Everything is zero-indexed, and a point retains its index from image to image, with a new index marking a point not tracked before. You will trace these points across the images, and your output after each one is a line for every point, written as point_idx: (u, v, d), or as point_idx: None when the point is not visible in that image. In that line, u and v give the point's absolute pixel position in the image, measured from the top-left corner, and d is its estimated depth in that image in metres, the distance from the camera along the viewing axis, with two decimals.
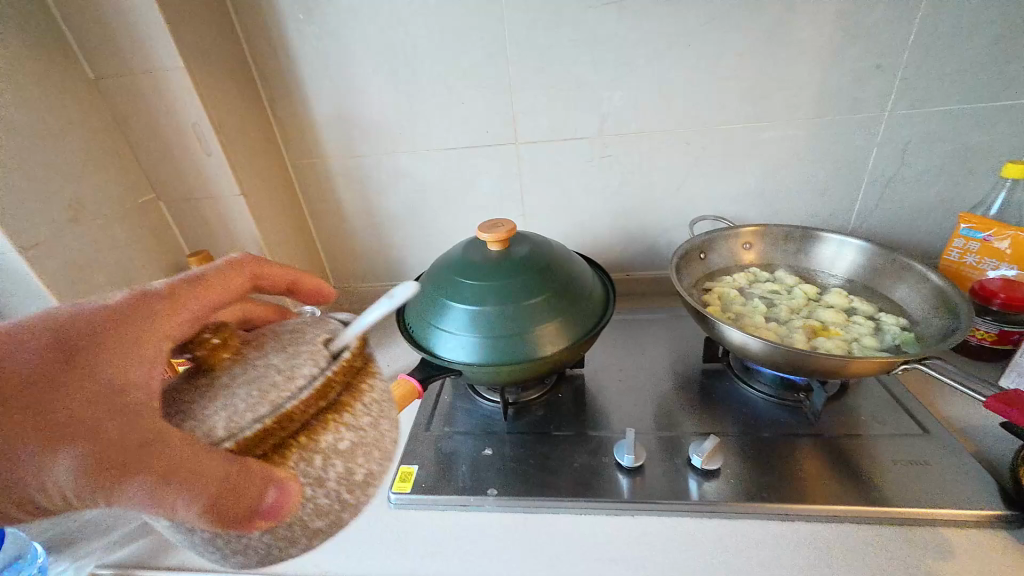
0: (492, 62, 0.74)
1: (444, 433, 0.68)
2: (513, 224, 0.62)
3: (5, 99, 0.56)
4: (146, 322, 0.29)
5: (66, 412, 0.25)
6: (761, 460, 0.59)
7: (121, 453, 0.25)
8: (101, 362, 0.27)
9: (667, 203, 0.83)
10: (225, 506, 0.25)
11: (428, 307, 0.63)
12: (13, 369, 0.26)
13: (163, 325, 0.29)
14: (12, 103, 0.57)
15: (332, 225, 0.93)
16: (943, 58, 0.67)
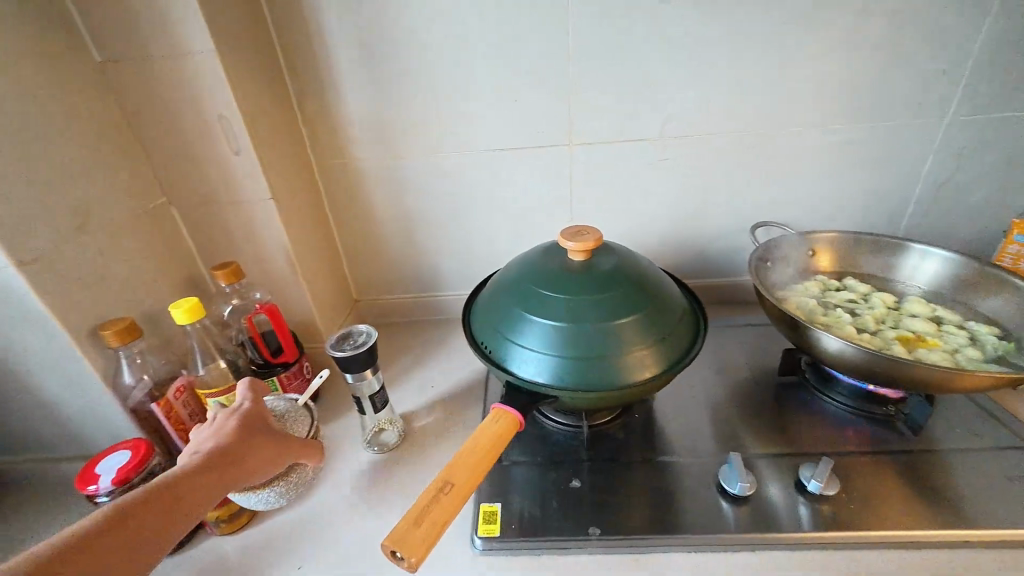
0: (552, 58, 0.69)
1: (519, 463, 0.62)
2: (599, 233, 0.57)
3: None
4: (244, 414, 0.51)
5: (252, 460, 0.48)
6: (866, 479, 0.56)
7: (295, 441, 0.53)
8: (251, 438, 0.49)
9: (723, 210, 0.81)
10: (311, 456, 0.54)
11: (507, 322, 0.57)
12: (207, 455, 0.46)
13: (253, 411, 0.52)
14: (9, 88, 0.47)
15: (360, 232, 0.85)
16: (1004, 65, 0.68)
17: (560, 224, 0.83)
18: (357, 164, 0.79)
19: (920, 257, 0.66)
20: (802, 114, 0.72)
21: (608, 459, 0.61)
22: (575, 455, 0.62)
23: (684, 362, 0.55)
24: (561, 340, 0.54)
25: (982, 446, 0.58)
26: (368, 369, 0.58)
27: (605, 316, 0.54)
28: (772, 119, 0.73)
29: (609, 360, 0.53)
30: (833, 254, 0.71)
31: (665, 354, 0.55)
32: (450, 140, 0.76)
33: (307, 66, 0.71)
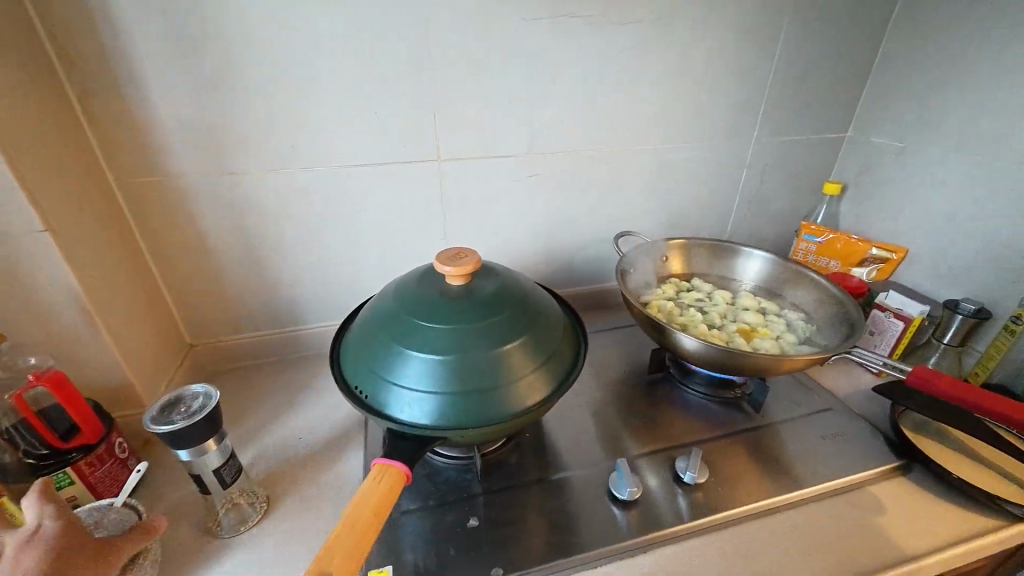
0: (412, 69, 0.66)
1: (411, 510, 0.56)
2: (478, 256, 0.54)
3: None
4: (64, 527, 0.42)
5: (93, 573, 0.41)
6: (726, 459, 0.63)
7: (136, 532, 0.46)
8: (82, 547, 0.41)
9: (587, 222, 0.86)
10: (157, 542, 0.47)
11: (383, 361, 0.52)
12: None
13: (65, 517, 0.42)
14: None
15: (189, 263, 0.70)
16: (787, 99, 0.84)
17: (434, 242, 0.79)
18: (180, 181, 0.64)
19: (751, 260, 0.77)
20: (647, 133, 0.80)
21: (504, 487, 0.60)
22: (469, 490, 0.59)
23: (570, 379, 0.56)
24: (446, 375, 0.50)
25: (802, 414, 0.70)
26: (210, 438, 0.47)
27: (489, 344, 0.52)
28: (623, 138, 0.80)
29: (495, 389, 0.51)
30: (684, 258, 0.79)
31: (551, 375, 0.55)
32: (302, 153, 0.67)
33: (95, 57, 0.56)
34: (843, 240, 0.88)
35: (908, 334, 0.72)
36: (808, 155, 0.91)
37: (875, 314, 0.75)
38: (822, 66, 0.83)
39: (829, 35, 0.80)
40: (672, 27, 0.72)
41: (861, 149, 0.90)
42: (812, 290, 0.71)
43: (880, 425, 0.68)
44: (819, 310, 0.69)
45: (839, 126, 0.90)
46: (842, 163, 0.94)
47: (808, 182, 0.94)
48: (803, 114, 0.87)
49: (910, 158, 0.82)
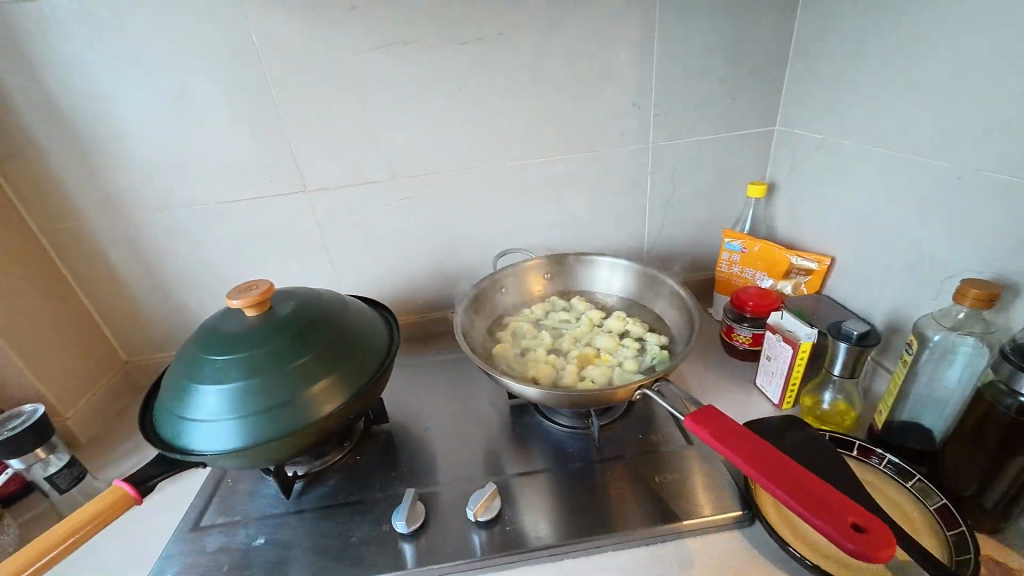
0: (262, 110, 0.71)
1: (211, 526, 0.58)
2: (271, 283, 0.58)
3: None
4: None
5: None
6: (554, 494, 0.59)
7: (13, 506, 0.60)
8: None
9: (474, 240, 0.84)
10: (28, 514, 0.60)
11: (177, 397, 0.53)
12: None
13: None
14: None
15: (109, 292, 0.82)
16: (682, 96, 0.76)
17: (320, 266, 0.84)
18: (87, 224, 0.76)
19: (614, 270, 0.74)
20: (521, 146, 0.77)
21: (308, 507, 0.59)
22: (273, 508, 0.59)
23: (371, 387, 0.57)
24: (233, 403, 0.51)
25: (663, 449, 0.63)
26: (38, 448, 0.56)
27: (278, 362, 0.53)
28: (495, 153, 0.77)
29: (287, 406, 0.52)
30: (549, 274, 0.76)
31: (353, 382, 0.56)
32: (182, 193, 0.75)
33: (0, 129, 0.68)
34: (765, 248, 0.77)
35: (799, 365, 0.62)
36: (725, 154, 0.81)
37: (768, 337, 0.65)
38: (720, 55, 0.73)
39: (721, 19, 0.71)
40: (521, 37, 0.69)
41: (788, 143, 0.78)
42: (671, 302, 0.68)
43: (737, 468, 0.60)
44: (676, 322, 0.66)
45: (759, 119, 0.79)
46: (773, 159, 0.82)
47: (732, 182, 0.84)
48: (708, 110, 0.78)
49: (830, 152, 0.70)
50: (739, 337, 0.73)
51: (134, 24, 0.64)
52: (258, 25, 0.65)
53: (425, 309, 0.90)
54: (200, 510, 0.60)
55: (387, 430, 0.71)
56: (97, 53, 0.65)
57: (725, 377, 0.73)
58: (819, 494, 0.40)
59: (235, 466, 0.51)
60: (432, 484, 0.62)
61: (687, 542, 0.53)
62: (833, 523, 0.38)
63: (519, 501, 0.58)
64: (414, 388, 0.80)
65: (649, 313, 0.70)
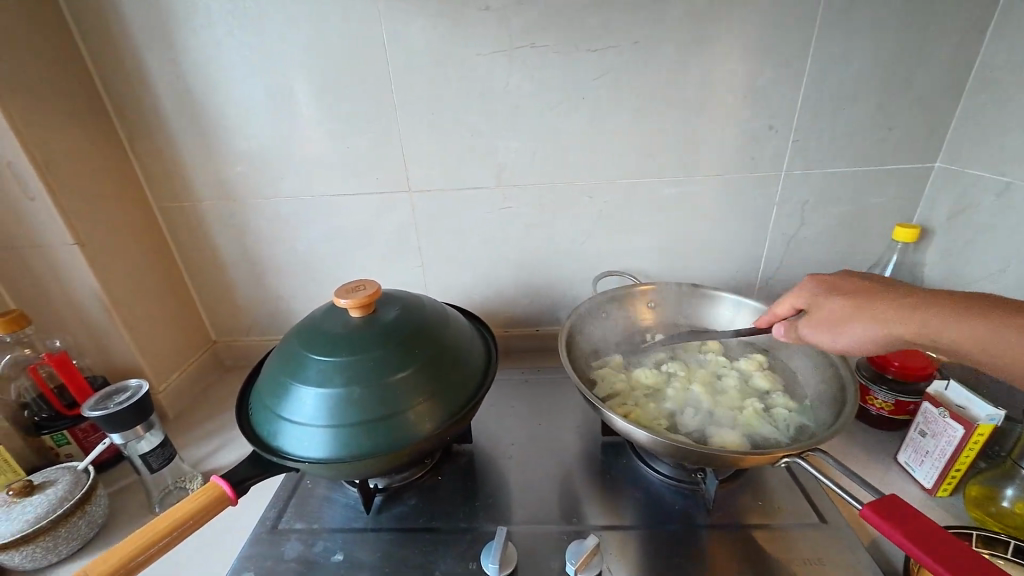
0: (380, 107, 0.69)
1: (289, 530, 0.55)
2: (378, 284, 0.56)
3: None
4: (68, 454, 0.63)
5: None
6: (655, 558, 0.52)
7: (111, 464, 0.65)
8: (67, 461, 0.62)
9: (572, 257, 0.79)
10: (124, 485, 0.63)
11: (276, 393, 0.51)
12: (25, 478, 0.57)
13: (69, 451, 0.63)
14: None
15: (209, 272, 0.84)
16: (832, 121, 0.67)
17: (410, 268, 0.82)
18: (201, 206, 0.78)
19: (735, 307, 0.66)
20: (637, 164, 0.72)
21: (387, 527, 0.56)
22: (351, 522, 0.56)
23: (468, 411, 0.52)
24: (333, 409, 0.48)
25: (786, 524, 0.54)
26: (137, 425, 0.55)
27: (379, 372, 0.49)
28: (609, 169, 0.72)
29: (385, 420, 0.48)
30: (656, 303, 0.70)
31: (452, 401, 0.52)
32: (290, 185, 0.76)
33: (139, 111, 0.71)
34: None
35: (971, 449, 0.51)
36: (871, 190, 0.72)
37: (926, 409, 0.55)
38: (884, 77, 0.64)
39: (891, 39, 0.62)
40: (658, 48, 0.64)
41: (951, 185, 0.68)
42: (807, 354, 0.60)
43: (883, 563, 0.50)
44: (811, 376, 0.58)
45: (917, 153, 0.69)
46: (926, 201, 0.71)
47: (872, 223, 0.74)
48: (859, 138, 0.68)
49: (1016, 199, 0.59)
50: (874, 402, 0.63)
51: (272, 17, 0.65)
52: (388, 24, 0.64)
53: (509, 324, 0.85)
54: (280, 509, 0.58)
55: (469, 451, 0.66)
56: (234, 42, 0.67)
57: (854, 445, 0.63)
58: None
59: (327, 476, 0.49)
60: (518, 522, 0.56)
61: None
62: None
63: (618, 559, 0.52)
64: (493, 407, 0.75)
65: (777, 363, 0.63)
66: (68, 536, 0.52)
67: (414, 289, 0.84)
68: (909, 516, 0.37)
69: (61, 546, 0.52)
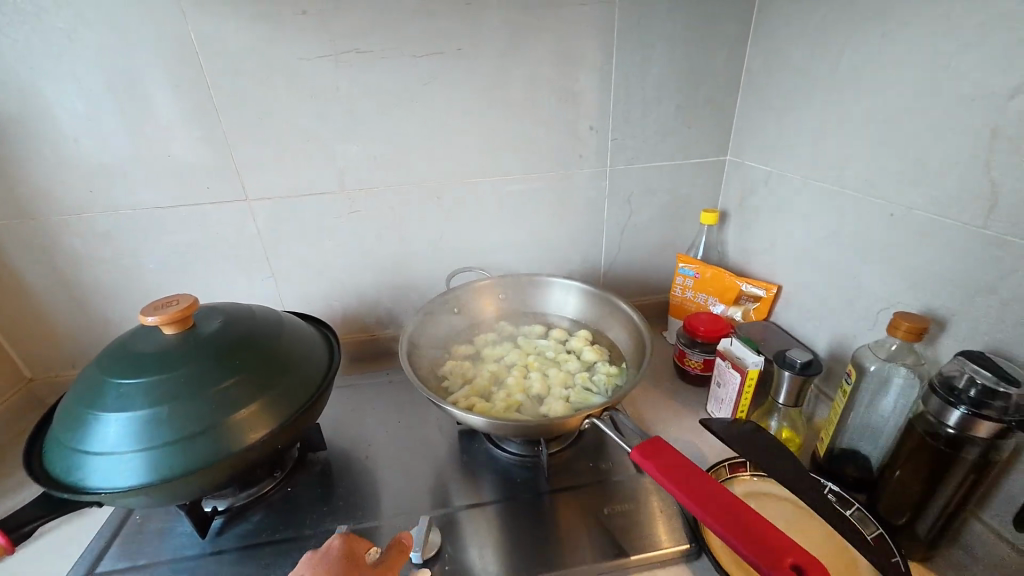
0: (201, 111, 0.66)
1: (108, 572, 0.51)
2: (195, 298, 0.53)
3: None
4: None
5: None
6: (497, 528, 0.55)
7: None
8: None
9: (429, 256, 0.81)
10: None
11: (74, 427, 0.46)
12: None
13: None
14: None
15: (11, 302, 0.73)
16: (640, 122, 0.77)
17: (260, 278, 0.78)
18: None
19: (566, 290, 0.73)
20: (478, 164, 0.76)
21: (226, 548, 0.53)
22: (186, 550, 0.53)
23: (304, 413, 0.52)
24: (140, 433, 0.45)
25: (613, 477, 0.61)
26: None
27: (193, 387, 0.47)
28: (452, 169, 0.75)
29: (202, 435, 0.46)
30: (501, 296, 0.75)
31: (284, 405, 0.51)
32: (105, 198, 0.69)
33: None
34: (716, 275, 0.78)
35: (747, 392, 0.62)
36: (682, 180, 0.83)
37: (718, 363, 0.65)
38: (675, 84, 0.75)
39: (676, 52, 0.73)
40: (480, 53, 0.68)
41: (737, 174, 0.80)
42: (622, 325, 0.68)
43: None
44: (626, 344, 0.67)
45: (711, 148, 0.81)
46: (724, 188, 0.84)
47: (686, 209, 0.85)
48: (665, 136, 0.79)
49: (776, 184, 0.72)
50: (691, 363, 0.73)
51: (52, 11, 0.58)
52: (196, 23, 0.61)
53: (375, 327, 0.85)
54: (102, 552, 0.53)
55: (324, 458, 0.66)
56: (6, 40, 0.59)
57: (674, 402, 0.73)
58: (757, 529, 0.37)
59: (141, 504, 0.46)
60: (368, 519, 0.57)
61: None
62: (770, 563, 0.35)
63: (462, 536, 0.55)
64: (357, 411, 0.75)
65: (603, 337, 0.71)
66: None
67: (269, 300, 0.81)
68: (666, 450, 0.45)
69: None
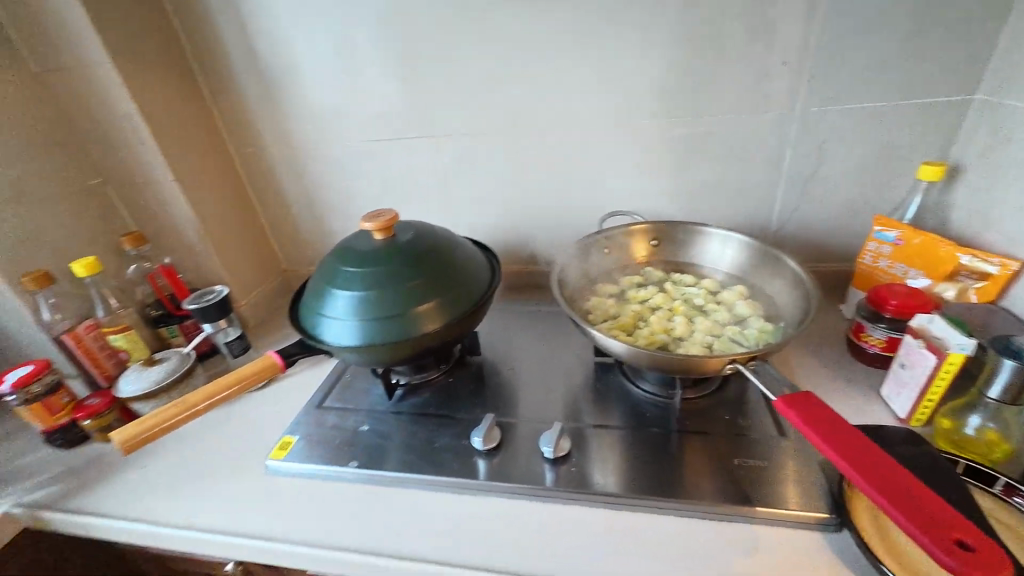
0: (409, 57, 0.77)
1: (331, 407, 0.70)
2: (396, 213, 0.66)
3: None
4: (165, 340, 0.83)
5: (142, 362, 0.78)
6: (622, 451, 0.59)
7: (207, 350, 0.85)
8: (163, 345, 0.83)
9: (585, 198, 0.84)
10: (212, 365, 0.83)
11: (317, 296, 0.64)
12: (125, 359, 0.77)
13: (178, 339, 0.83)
14: None
15: (276, 210, 0.98)
16: (854, 53, 0.65)
17: (439, 207, 0.91)
18: (267, 152, 0.91)
19: (724, 242, 0.70)
20: (648, 104, 0.74)
21: (405, 411, 0.68)
22: (378, 405, 0.70)
23: (468, 317, 0.63)
24: (358, 307, 0.60)
25: (749, 433, 0.59)
26: (221, 318, 0.76)
27: (394, 281, 0.60)
28: (618, 111, 0.75)
29: (397, 318, 0.60)
30: (653, 242, 0.74)
31: (454, 308, 0.63)
32: (338, 131, 0.87)
33: (216, 67, 0.84)
34: (926, 242, 0.65)
35: (941, 378, 0.52)
36: (899, 126, 0.68)
37: (906, 342, 0.56)
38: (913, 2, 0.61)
39: None
40: None
41: (986, 118, 0.63)
42: (786, 283, 0.63)
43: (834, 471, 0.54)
44: (787, 304, 0.62)
45: (950, 84, 0.65)
46: (961, 137, 0.67)
47: (898, 162, 0.71)
48: (885, 70, 0.65)
49: None
50: (870, 340, 0.64)
51: None
52: None
53: (528, 261, 0.93)
54: (328, 393, 0.73)
55: (479, 361, 0.77)
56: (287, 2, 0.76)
57: (839, 379, 0.65)
58: (910, 493, 0.40)
59: (354, 360, 0.62)
60: (510, 416, 0.66)
61: (755, 528, 0.51)
62: (926, 531, 0.37)
63: (588, 449, 0.60)
64: (506, 332, 0.85)
65: (759, 295, 0.66)
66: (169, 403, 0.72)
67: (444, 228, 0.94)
68: (812, 402, 0.47)
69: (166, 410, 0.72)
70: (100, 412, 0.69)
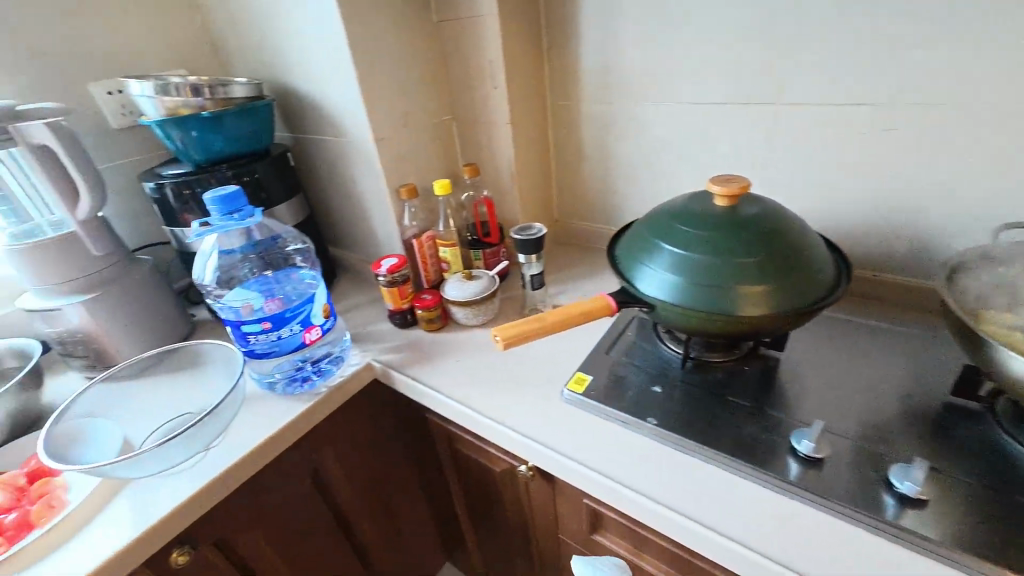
0: (778, 12, 0.70)
1: (618, 359, 0.73)
2: (747, 181, 0.62)
3: (397, 41, 0.83)
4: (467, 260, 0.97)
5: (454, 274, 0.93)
6: (1007, 520, 0.47)
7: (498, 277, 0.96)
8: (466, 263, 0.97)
9: (962, 196, 0.68)
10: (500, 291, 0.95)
11: (642, 248, 0.65)
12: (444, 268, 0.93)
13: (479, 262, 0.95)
14: (397, 42, 0.83)
15: (568, 162, 1.04)
16: None
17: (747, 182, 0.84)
18: (580, 106, 0.96)
19: None
20: None
21: (698, 385, 0.67)
22: (667, 370, 0.70)
23: (806, 312, 0.57)
24: (689, 269, 0.60)
25: None
26: (534, 254, 0.79)
27: (736, 253, 0.58)
28: None
29: (729, 291, 0.58)
30: None
31: (792, 298, 0.57)
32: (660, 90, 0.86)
33: (561, 21, 0.90)
34: None
35: None
36: None
37: None
38: None
39: None
40: None
41: None
42: None
43: None
44: None
45: None
46: None
47: None
48: None
49: None
50: None
51: None
52: None
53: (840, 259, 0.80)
54: (614, 344, 0.76)
55: (777, 358, 0.70)
56: None
57: None
58: None
59: (666, 318, 0.62)
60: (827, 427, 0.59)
61: None
62: None
63: (948, 499, 0.49)
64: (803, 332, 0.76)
65: None
66: (476, 315, 0.84)
67: None
68: None
69: (472, 320, 0.85)
70: (431, 307, 0.84)
